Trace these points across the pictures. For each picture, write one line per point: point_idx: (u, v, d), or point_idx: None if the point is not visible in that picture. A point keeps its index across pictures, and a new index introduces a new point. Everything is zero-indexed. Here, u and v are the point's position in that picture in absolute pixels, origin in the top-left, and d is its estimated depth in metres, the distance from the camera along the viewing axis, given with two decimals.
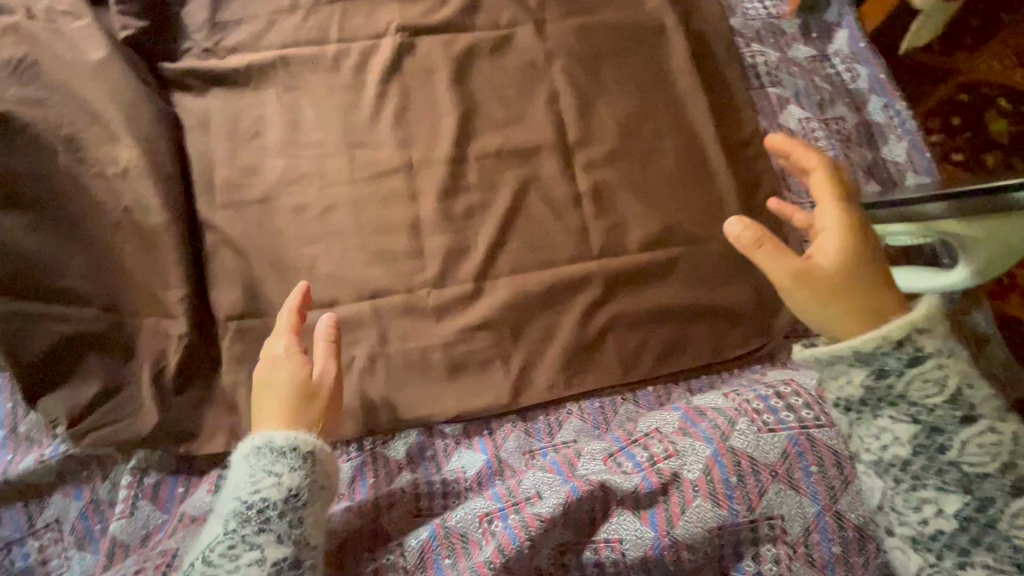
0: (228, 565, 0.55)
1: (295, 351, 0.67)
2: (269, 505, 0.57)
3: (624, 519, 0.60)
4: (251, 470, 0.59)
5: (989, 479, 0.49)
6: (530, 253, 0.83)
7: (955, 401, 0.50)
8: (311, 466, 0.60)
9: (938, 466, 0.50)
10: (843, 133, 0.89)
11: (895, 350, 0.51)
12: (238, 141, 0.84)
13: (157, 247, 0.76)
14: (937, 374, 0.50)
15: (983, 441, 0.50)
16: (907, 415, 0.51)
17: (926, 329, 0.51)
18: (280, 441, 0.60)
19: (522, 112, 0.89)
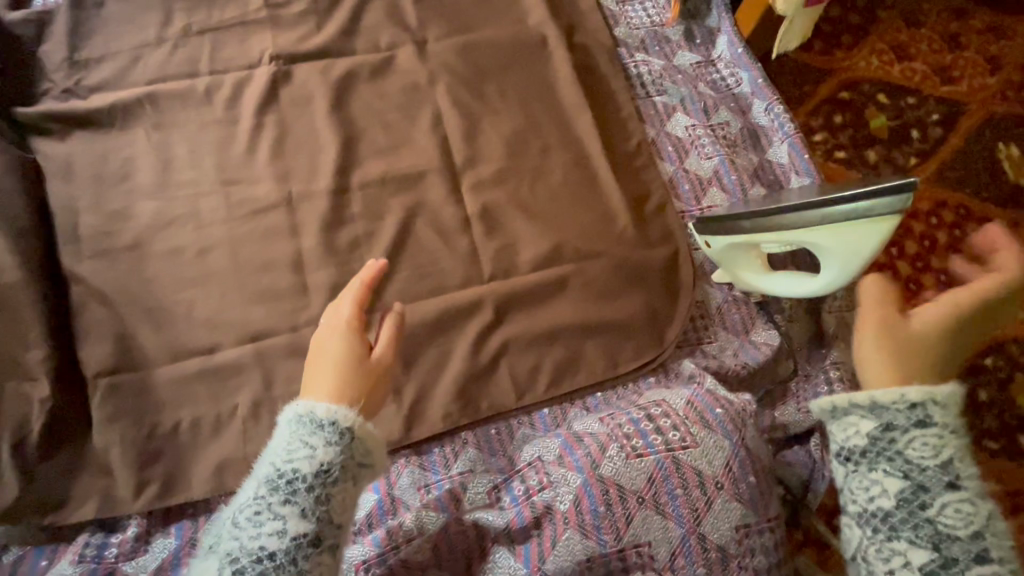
0: (251, 531, 0.49)
1: (355, 327, 0.63)
2: (300, 476, 0.51)
3: (499, 557, 0.59)
4: (290, 436, 0.53)
5: (960, 544, 0.48)
6: (420, 281, 0.81)
7: (947, 467, 0.50)
8: (348, 445, 0.53)
9: (921, 526, 0.49)
10: (727, 138, 0.90)
11: (907, 408, 0.51)
12: (104, 186, 0.80)
13: (10, 305, 0.71)
14: (936, 440, 0.50)
15: (963, 509, 0.49)
16: (900, 472, 0.51)
17: (943, 399, 0.51)
18: (321, 413, 0.54)
19: (406, 136, 0.87)
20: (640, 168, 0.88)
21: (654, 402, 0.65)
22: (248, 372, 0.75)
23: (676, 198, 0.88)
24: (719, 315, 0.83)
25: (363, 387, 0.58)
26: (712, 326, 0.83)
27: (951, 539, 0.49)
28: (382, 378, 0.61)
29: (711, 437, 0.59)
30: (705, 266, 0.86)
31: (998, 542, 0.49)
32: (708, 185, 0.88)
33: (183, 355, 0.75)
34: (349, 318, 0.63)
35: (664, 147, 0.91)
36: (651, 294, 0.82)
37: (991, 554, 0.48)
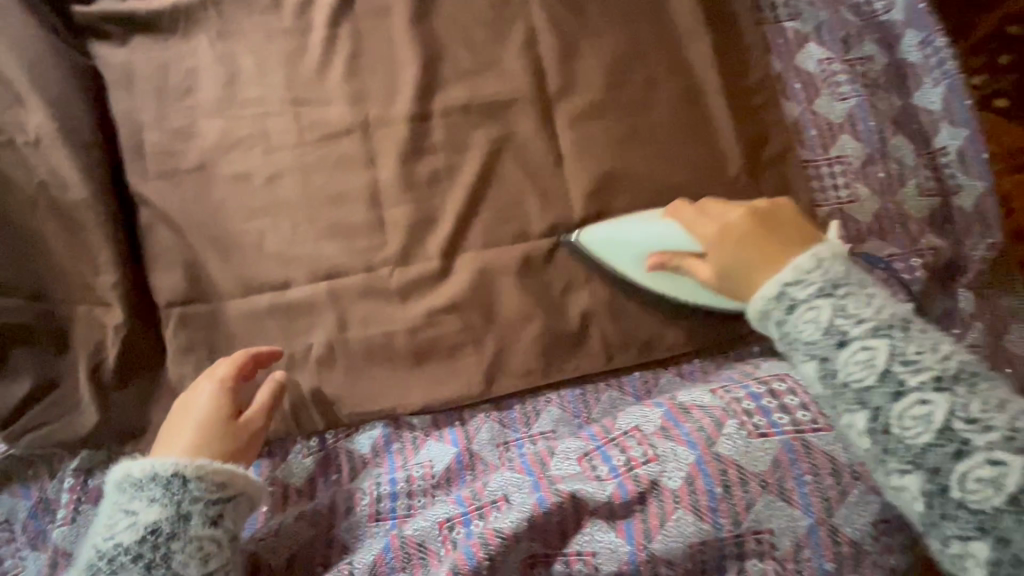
0: None
1: (226, 389, 0.62)
2: (122, 550, 0.52)
3: (598, 530, 0.55)
4: (111, 509, 0.54)
5: (877, 391, 0.47)
6: (503, 225, 0.73)
7: (829, 330, 0.49)
8: (175, 494, 0.54)
9: (849, 394, 0.48)
10: (869, 77, 0.78)
11: (773, 301, 0.52)
12: (167, 100, 0.74)
13: (80, 226, 0.68)
14: (813, 313, 0.50)
15: (859, 359, 0.48)
16: (806, 354, 0.50)
17: (795, 280, 0.51)
18: (138, 474, 0.55)
19: (493, 57, 0.76)
20: (760, 116, 0.76)
21: (775, 376, 0.58)
22: (322, 312, 0.71)
23: (801, 145, 0.76)
24: None
25: (225, 447, 0.60)
26: None
27: (866, 390, 0.48)
28: (251, 439, 0.62)
29: None
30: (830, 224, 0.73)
31: (904, 369, 0.47)
32: (838, 131, 0.76)
33: (255, 289, 0.71)
34: (220, 377, 0.62)
35: (792, 84, 0.78)
36: None
37: (905, 386, 0.46)
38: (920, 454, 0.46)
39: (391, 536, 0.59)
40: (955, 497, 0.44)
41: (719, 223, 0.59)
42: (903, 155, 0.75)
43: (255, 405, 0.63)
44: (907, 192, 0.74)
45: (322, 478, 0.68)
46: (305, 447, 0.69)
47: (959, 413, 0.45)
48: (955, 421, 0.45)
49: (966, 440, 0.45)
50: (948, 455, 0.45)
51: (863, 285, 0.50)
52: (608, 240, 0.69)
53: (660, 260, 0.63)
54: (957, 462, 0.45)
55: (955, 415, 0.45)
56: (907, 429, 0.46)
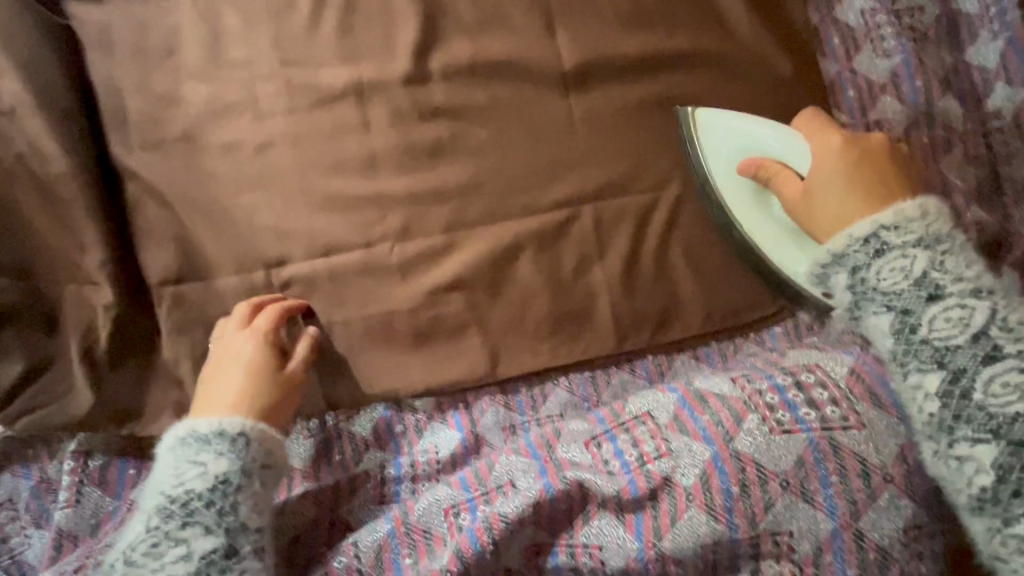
0: (152, 564, 0.49)
1: (260, 338, 0.62)
2: (193, 497, 0.51)
3: (606, 524, 0.53)
4: (175, 462, 0.53)
5: (963, 353, 0.49)
6: (511, 198, 0.68)
7: (920, 283, 0.50)
8: (242, 450, 0.53)
9: (933, 351, 0.49)
10: (918, 29, 0.70)
11: (860, 244, 0.52)
12: (149, 63, 0.68)
13: (62, 200, 0.64)
14: (905, 262, 0.51)
15: (950, 317, 0.49)
16: (882, 306, 0.51)
17: (893, 225, 0.52)
18: (204, 430, 0.54)
19: (500, 11, 0.70)
20: (794, 82, 0.69)
21: (803, 365, 0.55)
22: (320, 291, 0.67)
23: (835, 107, 0.70)
24: None
25: (269, 397, 0.59)
26: None
27: (950, 349, 0.49)
28: (295, 390, 0.61)
29: (882, 419, 0.52)
30: None
31: (1000, 334, 0.48)
32: (879, 93, 0.70)
33: (250, 267, 0.67)
34: (260, 327, 0.62)
35: (829, 39, 0.71)
36: None
37: (1000, 351, 0.48)
38: (1006, 424, 0.47)
39: (395, 520, 0.56)
40: None
41: (845, 137, 0.59)
42: (950, 119, 0.69)
43: (298, 355, 0.63)
44: (951, 161, 0.69)
45: (323, 461, 0.65)
46: (304, 429, 0.66)
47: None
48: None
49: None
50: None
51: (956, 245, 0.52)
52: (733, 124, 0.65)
53: (756, 164, 0.63)
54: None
55: None
56: (996, 397, 0.47)
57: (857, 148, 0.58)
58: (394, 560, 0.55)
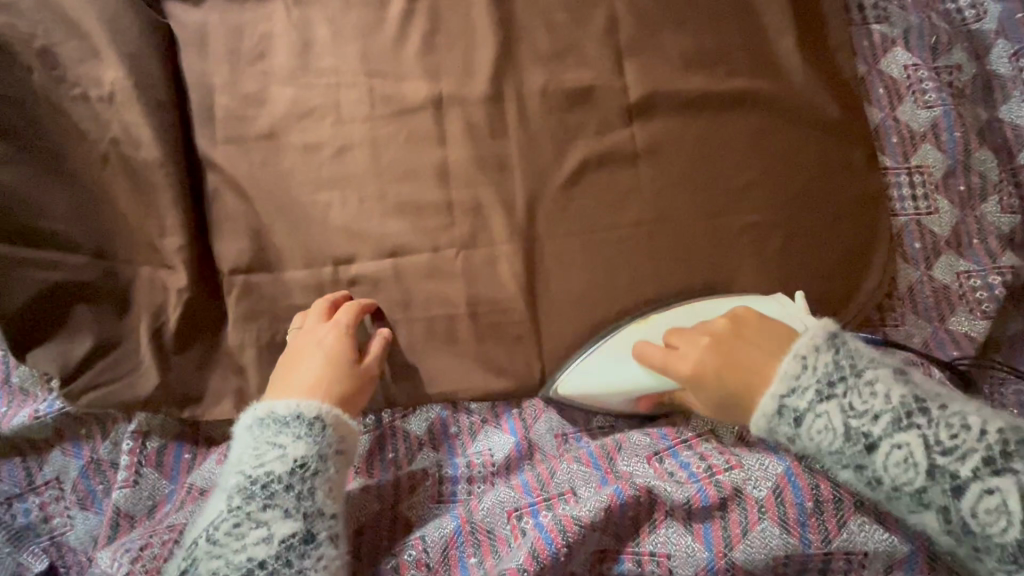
0: (235, 544, 0.50)
1: (337, 330, 0.63)
2: (274, 478, 0.53)
3: (673, 532, 0.54)
4: (256, 442, 0.55)
5: (934, 490, 0.45)
6: (574, 214, 0.72)
7: (849, 437, 0.48)
8: (320, 435, 0.56)
9: (908, 501, 0.46)
10: (955, 86, 0.76)
11: (779, 419, 0.51)
12: (240, 64, 0.72)
13: (149, 185, 0.66)
14: (826, 422, 0.48)
15: (897, 460, 0.46)
16: (840, 465, 0.49)
17: (791, 389, 0.50)
18: (283, 412, 0.56)
19: (573, 42, 0.75)
20: (842, 125, 0.74)
21: None
22: (386, 289, 0.70)
23: (880, 150, 0.75)
24: (910, 296, 0.72)
25: (343, 386, 0.60)
26: (901, 309, 0.72)
27: (922, 491, 0.46)
28: (367, 382, 0.63)
29: None
30: (903, 238, 0.73)
31: (945, 458, 0.45)
32: (920, 141, 0.75)
33: (319, 261, 0.70)
34: (340, 322, 0.64)
35: (875, 88, 0.76)
36: (831, 268, 0.71)
37: (960, 478, 0.44)
38: (1018, 552, 0.43)
39: (461, 518, 0.57)
40: None
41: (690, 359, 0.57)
42: (986, 169, 0.74)
43: (371, 351, 0.65)
44: (987, 208, 0.73)
45: (377, 457, 0.66)
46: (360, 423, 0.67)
47: None
48: None
49: None
50: None
51: (858, 370, 0.49)
52: (602, 374, 0.64)
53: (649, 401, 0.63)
54: None
55: None
56: (987, 524, 0.43)
57: (696, 358, 0.56)
58: (460, 558, 0.56)
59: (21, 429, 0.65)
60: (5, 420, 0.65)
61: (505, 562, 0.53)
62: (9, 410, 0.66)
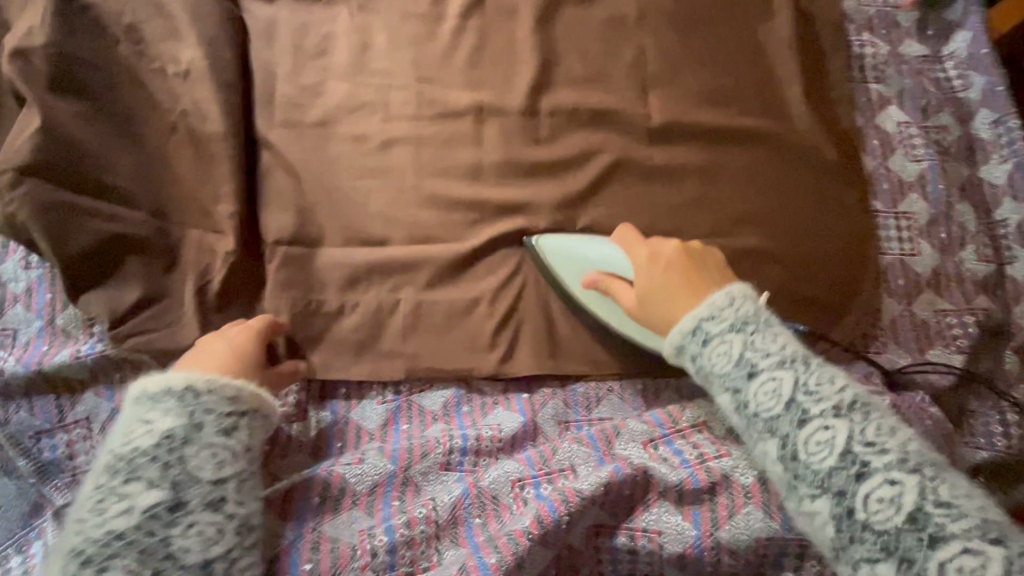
0: (95, 519, 0.50)
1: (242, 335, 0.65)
2: (139, 452, 0.52)
3: (665, 512, 0.60)
4: (127, 421, 0.55)
5: (783, 418, 0.51)
6: (592, 223, 0.79)
7: (740, 362, 0.53)
8: (190, 403, 0.55)
9: (760, 423, 0.52)
10: (942, 144, 0.85)
11: (691, 337, 0.57)
12: (303, 58, 0.79)
13: (210, 156, 0.72)
14: (725, 346, 0.54)
15: (767, 388, 0.52)
16: (719, 386, 0.54)
17: (711, 316, 0.56)
18: (153, 389, 0.56)
19: (604, 70, 0.83)
20: (841, 168, 0.82)
21: None
22: (414, 273, 0.75)
23: (873, 194, 0.83)
24: (892, 327, 0.79)
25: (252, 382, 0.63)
26: (883, 338, 0.79)
27: (774, 418, 0.51)
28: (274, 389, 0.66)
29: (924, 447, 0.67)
30: (888, 274, 0.81)
31: (806, 397, 0.51)
32: (908, 189, 0.83)
33: (356, 242, 0.75)
34: (253, 326, 0.66)
35: (870, 139, 0.85)
36: (821, 294, 0.78)
37: (811, 412, 0.50)
38: (826, 478, 0.48)
39: (468, 484, 0.62)
40: (860, 519, 0.47)
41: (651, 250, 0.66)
42: (965, 221, 0.82)
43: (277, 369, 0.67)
44: (965, 255, 0.81)
45: (392, 426, 0.71)
46: (380, 394, 0.73)
47: (857, 437, 0.49)
48: (854, 445, 0.48)
49: (864, 461, 0.48)
50: (849, 476, 0.48)
51: (768, 322, 0.56)
52: (584, 248, 0.73)
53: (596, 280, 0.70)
54: (857, 483, 0.48)
55: (854, 438, 0.49)
56: (813, 454, 0.49)
57: (659, 258, 0.65)
58: (466, 519, 0.60)
59: (61, 367, 0.69)
60: (46, 357, 0.69)
61: (512, 525, 0.58)
62: (51, 348, 0.70)
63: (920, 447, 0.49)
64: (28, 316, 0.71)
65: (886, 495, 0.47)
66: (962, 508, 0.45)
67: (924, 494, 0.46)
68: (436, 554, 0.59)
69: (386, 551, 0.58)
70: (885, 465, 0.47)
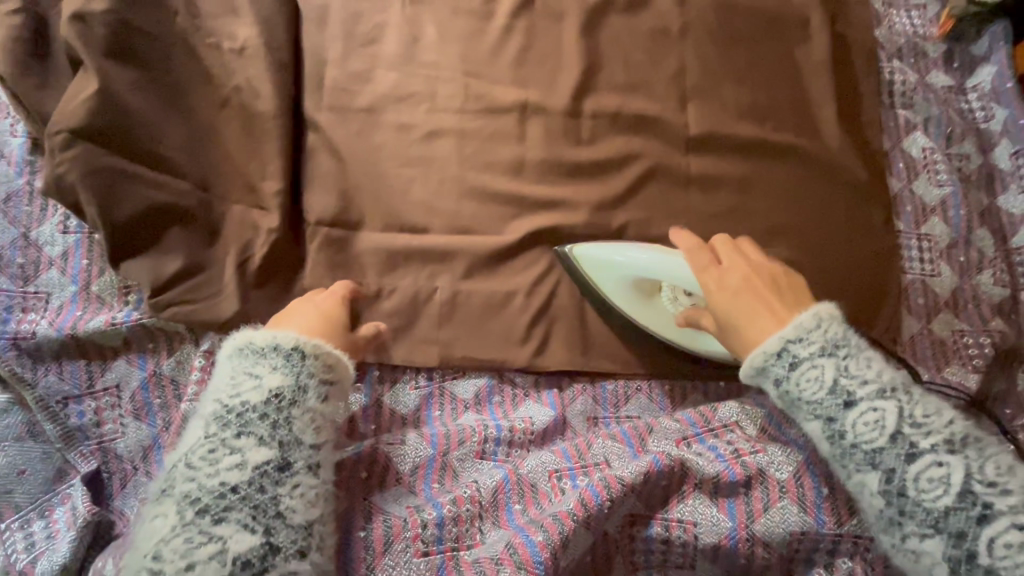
0: (208, 468, 0.52)
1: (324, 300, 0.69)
2: (249, 408, 0.55)
3: (700, 503, 0.62)
4: (233, 371, 0.58)
5: (888, 451, 0.53)
6: (629, 224, 0.80)
7: (834, 391, 0.55)
8: (296, 363, 0.57)
9: (862, 454, 0.53)
10: (963, 172, 0.88)
11: (776, 358, 0.57)
12: (353, 44, 0.80)
13: (259, 133, 0.73)
14: (817, 371, 0.55)
15: (868, 420, 0.53)
16: (811, 414, 0.56)
17: (798, 337, 0.57)
18: (260, 343, 0.59)
19: (646, 78, 0.85)
20: (869, 189, 0.84)
21: None
22: (453, 262, 0.76)
23: (897, 216, 0.86)
24: (911, 344, 0.81)
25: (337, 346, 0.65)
26: (902, 354, 0.81)
27: (878, 451, 0.53)
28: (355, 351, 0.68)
29: None
30: (908, 293, 0.83)
31: (913, 430, 0.52)
32: (930, 214, 0.86)
33: (396, 228, 0.76)
34: (335, 292, 0.70)
35: (896, 162, 0.88)
36: (845, 307, 0.80)
37: (919, 447, 0.52)
38: (943, 517, 0.50)
39: (508, 470, 0.64)
40: (982, 563, 0.48)
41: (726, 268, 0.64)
42: (984, 246, 0.85)
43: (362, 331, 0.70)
44: (982, 278, 0.84)
45: (425, 412, 0.73)
46: (413, 380, 0.74)
47: (975, 475, 0.50)
48: (973, 483, 0.50)
49: (987, 503, 0.49)
50: (970, 518, 0.49)
51: (860, 346, 0.56)
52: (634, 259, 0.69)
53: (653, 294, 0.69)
54: (980, 525, 0.49)
55: (972, 476, 0.50)
56: (925, 491, 0.51)
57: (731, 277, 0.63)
58: (507, 503, 0.62)
59: (95, 332, 0.68)
60: (80, 322, 0.69)
61: (555, 507, 0.60)
62: (85, 314, 0.70)
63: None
64: (62, 281, 0.71)
65: (1014, 540, 0.48)
66: None
67: None
68: (479, 533, 0.61)
69: (434, 524, 0.60)
70: (1009, 507, 0.49)
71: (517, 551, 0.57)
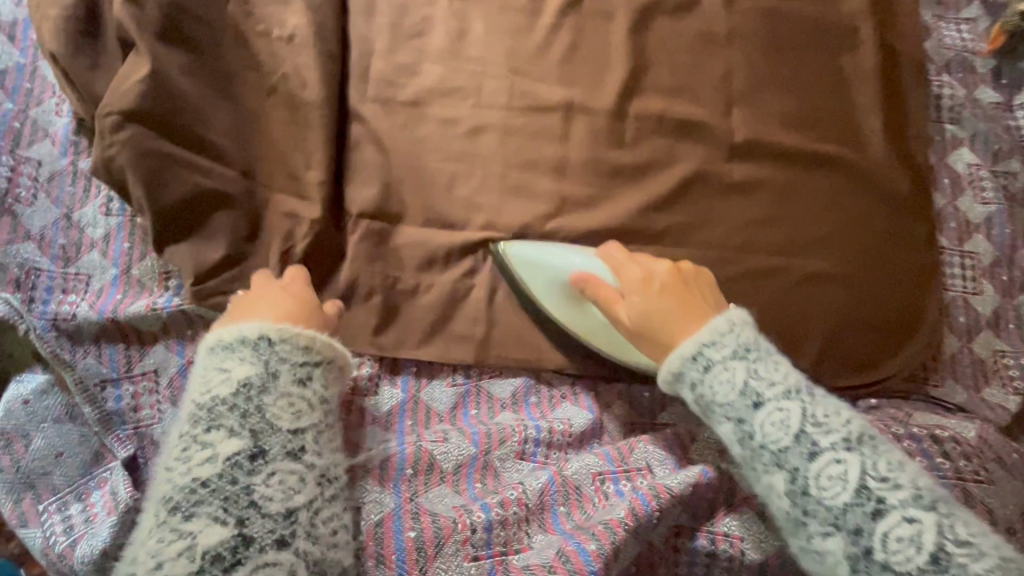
0: (183, 466, 0.49)
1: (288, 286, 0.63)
2: (219, 402, 0.51)
3: (747, 518, 0.62)
4: (207, 369, 0.55)
5: (793, 452, 0.50)
6: (670, 229, 0.79)
7: (745, 395, 0.52)
8: (265, 353, 0.54)
9: (769, 456, 0.51)
10: (1010, 190, 0.87)
11: (691, 362, 0.54)
12: (400, 37, 0.80)
13: (305, 122, 0.72)
14: (726, 375, 0.52)
15: (775, 420, 0.51)
16: (723, 417, 0.53)
17: (711, 342, 0.54)
18: (230, 338, 0.55)
19: (693, 81, 0.84)
20: (913, 202, 0.84)
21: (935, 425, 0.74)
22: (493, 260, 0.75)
23: (940, 231, 0.85)
24: (952, 362, 0.81)
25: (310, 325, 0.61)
26: (942, 372, 0.80)
27: (783, 450, 0.50)
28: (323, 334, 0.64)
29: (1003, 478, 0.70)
30: (951, 310, 0.82)
31: (816, 430, 0.50)
32: (974, 231, 0.85)
33: (438, 223, 0.76)
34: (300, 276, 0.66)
35: (941, 177, 0.87)
36: (887, 320, 0.79)
37: (819, 446, 0.49)
38: (841, 514, 0.48)
39: (553, 473, 0.64)
40: (879, 558, 0.46)
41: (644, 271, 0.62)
42: None
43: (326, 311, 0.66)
44: None
45: (461, 410, 0.72)
46: (449, 377, 0.74)
47: (869, 470, 0.48)
48: (868, 480, 0.48)
49: (880, 498, 0.47)
50: (863, 514, 0.47)
51: (766, 349, 0.54)
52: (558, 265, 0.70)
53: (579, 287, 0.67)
54: (874, 521, 0.47)
55: (866, 473, 0.48)
56: (824, 489, 0.49)
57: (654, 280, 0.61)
58: (553, 506, 0.62)
59: (135, 316, 0.68)
60: (121, 306, 0.69)
61: (605, 515, 0.59)
62: (126, 298, 0.69)
63: (928, 481, 0.49)
64: (103, 263, 0.71)
65: (905, 534, 0.46)
66: (981, 546, 0.45)
67: (945, 533, 0.46)
68: (527, 537, 0.61)
69: (483, 527, 0.60)
70: (901, 501, 0.47)
71: (569, 558, 0.56)
